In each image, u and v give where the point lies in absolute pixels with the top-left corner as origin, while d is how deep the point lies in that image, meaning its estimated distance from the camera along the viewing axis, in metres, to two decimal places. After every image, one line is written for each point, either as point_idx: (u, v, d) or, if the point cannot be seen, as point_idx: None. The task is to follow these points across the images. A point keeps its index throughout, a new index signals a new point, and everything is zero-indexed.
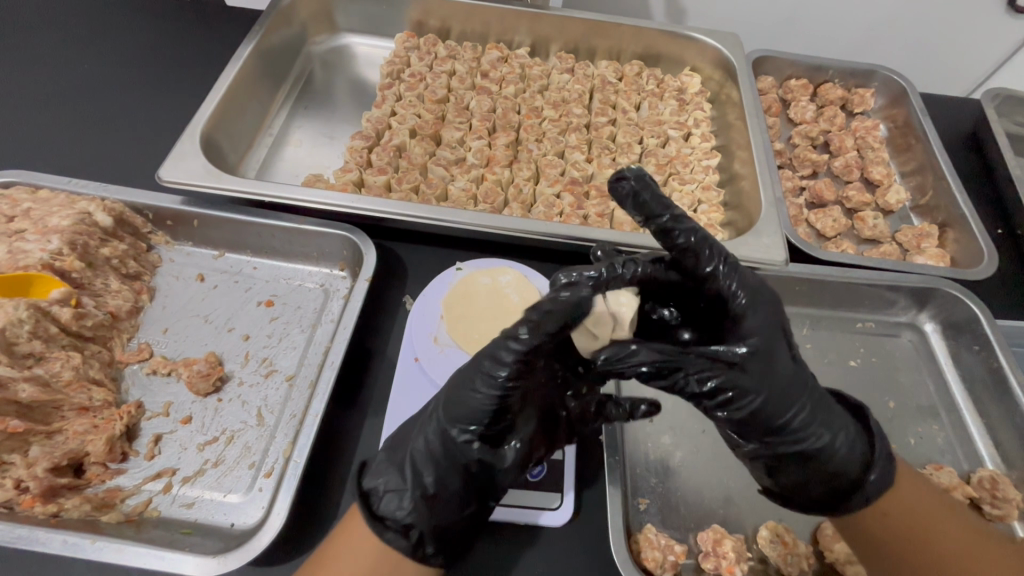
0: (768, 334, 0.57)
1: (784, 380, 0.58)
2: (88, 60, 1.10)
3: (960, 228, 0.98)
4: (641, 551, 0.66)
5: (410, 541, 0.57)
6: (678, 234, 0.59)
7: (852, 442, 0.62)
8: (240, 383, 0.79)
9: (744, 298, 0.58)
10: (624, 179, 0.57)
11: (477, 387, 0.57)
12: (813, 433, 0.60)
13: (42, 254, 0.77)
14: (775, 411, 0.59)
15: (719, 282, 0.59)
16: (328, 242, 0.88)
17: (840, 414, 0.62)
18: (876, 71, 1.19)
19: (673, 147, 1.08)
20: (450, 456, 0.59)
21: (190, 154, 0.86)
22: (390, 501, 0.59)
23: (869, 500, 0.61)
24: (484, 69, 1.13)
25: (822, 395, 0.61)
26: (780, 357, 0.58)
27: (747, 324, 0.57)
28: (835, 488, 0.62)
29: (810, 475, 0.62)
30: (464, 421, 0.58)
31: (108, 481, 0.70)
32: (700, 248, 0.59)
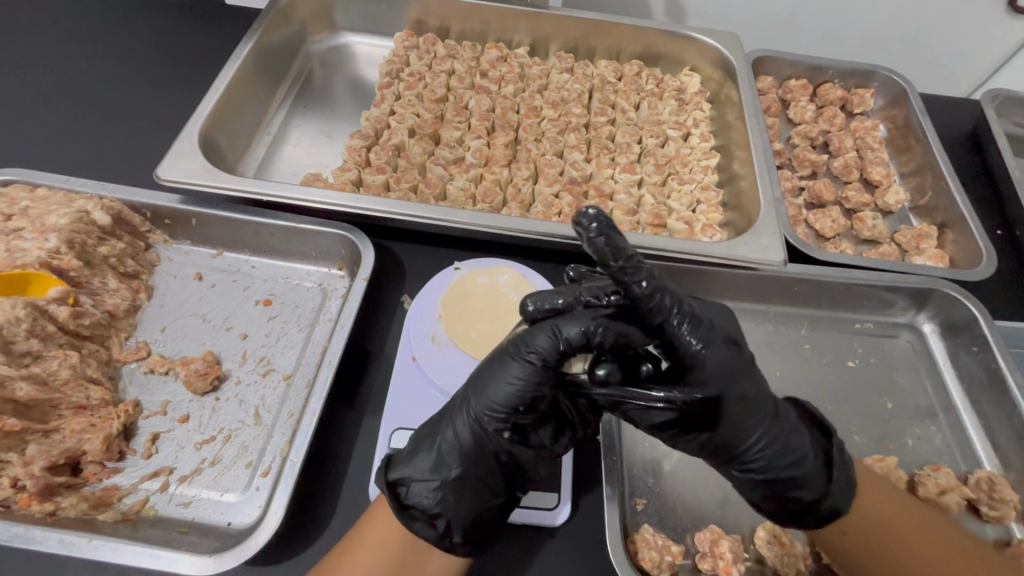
0: (721, 377, 0.58)
1: (738, 415, 0.59)
2: (88, 58, 1.10)
3: (959, 229, 0.98)
4: (638, 551, 0.66)
5: (437, 531, 0.57)
6: (635, 284, 0.53)
7: (807, 472, 0.61)
8: (237, 382, 0.79)
9: (700, 346, 0.56)
10: (583, 223, 0.51)
11: (512, 378, 0.58)
12: (763, 465, 0.61)
13: (40, 252, 0.77)
14: (729, 443, 0.60)
15: (673, 332, 0.56)
16: (326, 241, 0.88)
17: (802, 441, 0.62)
18: (876, 71, 1.19)
19: (672, 147, 1.07)
20: (481, 446, 0.59)
21: (188, 152, 0.86)
22: (418, 491, 0.59)
23: (824, 521, 0.62)
24: (484, 69, 1.13)
25: (785, 429, 0.61)
26: (737, 395, 0.59)
27: (702, 371, 0.57)
28: (790, 510, 0.63)
29: (767, 496, 0.63)
30: (496, 409, 0.59)
31: (105, 480, 0.70)
32: (659, 298, 0.54)
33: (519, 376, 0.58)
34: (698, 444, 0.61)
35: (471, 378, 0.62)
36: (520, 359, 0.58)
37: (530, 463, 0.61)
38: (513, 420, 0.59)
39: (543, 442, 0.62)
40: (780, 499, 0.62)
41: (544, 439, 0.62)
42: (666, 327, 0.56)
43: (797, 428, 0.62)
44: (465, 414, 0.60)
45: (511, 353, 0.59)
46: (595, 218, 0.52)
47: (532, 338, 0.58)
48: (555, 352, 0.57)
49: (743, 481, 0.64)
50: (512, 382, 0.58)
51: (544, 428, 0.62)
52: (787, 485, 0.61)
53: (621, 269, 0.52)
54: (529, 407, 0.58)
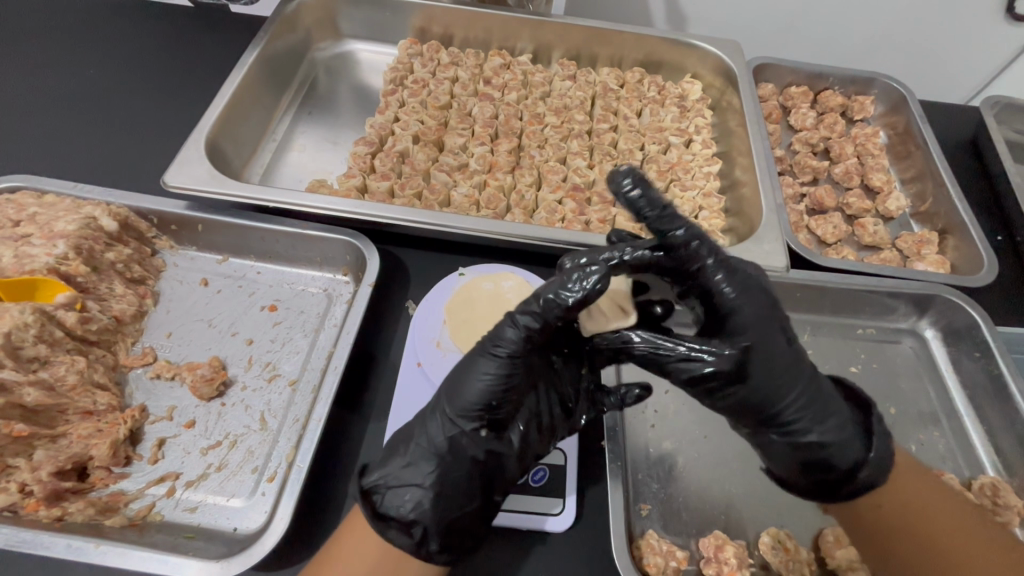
0: (758, 327, 0.62)
1: (778, 370, 0.62)
2: (95, 65, 1.11)
3: (960, 235, 0.98)
4: (643, 556, 0.66)
5: (413, 539, 0.57)
6: (676, 234, 0.59)
7: (846, 436, 0.64)
8: (243, 388, 0.79)
9: (734, 293, 0.61)
10: (617, 180, 0.58)
11: (481, 375, 0.60)
12: (801, 427, 0.63)
13: (48, 258, 0.77)
14: (767, 403, 0.63)
15: (710, 276, 0.62)
16: (331, 247, 0.88)
17: (837, 403, 0.65)
18: (876, 78, 1.20)
19: (674, 154, 1.08)
20: (454, 448, 0.60)
21: (196, 159, 0.87)
22: (394, 497, 0.59)
23: (860, 489, 0.65)
24: (487, 76, 1.14)
25: (820, 389, 0.64)
26: (772, 350, 0.62)
27: (741, 317, 0.62)
28: (824, 480, 0.66)
29: (801, 464, 0.65)
30: (468, 409, 0.60)
31: (111, 486, 0.70)
32: (696, 246, 0.60)
33: (491, 372, 0.60)
34: (735, 402, 0.63)
35: (448, 382, 0.63)
36: (488, 355, 0.60)
37: (505, 461, 0.62)
38: (485, 418, 0.60)
39: (520, 439, 0.63)
40: (812, 466, 0.65)
41: (522, 438, 0.63)
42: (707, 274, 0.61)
43: (833, 395, 0.66)
44: (438, 417, 0.62)
45: (479, 351, 0.61)
46: (626, 176, 0.58)
47: (498, 334, 0.60)
48: (518, 342, 0.59)
49: (780, 448, 0.65)
50: (482, 379, 0.60)
51: (520, 423, 0.63)
52: (820, 448, 0.64)
53: (658, 219, 0.59)
54: (500, 403, 0.60)
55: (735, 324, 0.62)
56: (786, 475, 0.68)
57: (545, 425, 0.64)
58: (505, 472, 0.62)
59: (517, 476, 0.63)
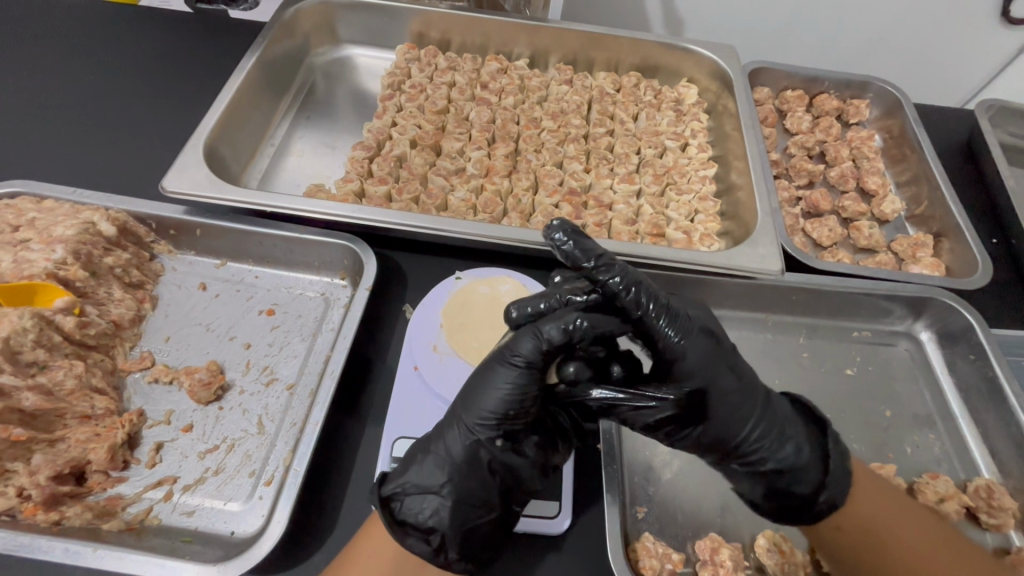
0: (706, 369, 0.59)
1: (728, 410, 0.61)
2: (94, 70, 1.12)
3: (955, 238, 0.98)
4: (639, 559, 0.66)
5: (431, 546, 0.58)
6: (610, 281, 0.56)
7: (802, 463, 0.64)
8: (241, 392, 0.80)
9: (679, 339, 0.58)
10: (550, 235, 0.57)
11: (498, 387, 0.59)
12: (757, 457, 0.63)
13: (46, 263, 0.78)
14: (727, 437, 0.62)
15: (653, 326, 0.57)
16: (329, 251, 0.89)
17: (796, 425, 0.65)
18: (871, 82, 1.20)
19: (670, 158, 1.09)
20: (472, 457, 0.60)
21: (194, 164, 0.87)
22: (412, 505, 0.59)
23: (822, 514, 0.64)
24: (484, 81, 1.15)
25: (775, 420, 0.63)
26: (721, 389, 0.60)
27: (686, 363, 0.59)
28: (786, 504, 0.65)
29: (764, 491, 0.65)
30: (485, 419, 0.59)
31: (109, 490, 0.70)
32: (636, 293, 0.57)
33: (509, 383, 0.59)
34: (693, 440, 0.63)
35: (464, 391, 0.62)
36: (505, 364, 0.59)
37: (521, 473, 0.62)
38: (503, 431, 0.60)
39: (535, 451, 0.62)
40: (776, 492, 0.65)
41: (536, 448, 0.62)
42: (648, 322, 0.57)
43: (789, 421, 0.65)
44: (456, 427, 0.61)
45: (497, 361, 0.60)
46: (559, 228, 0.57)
47: (516, 344, 0.59)
48: (537, 355, 0.58)
49: (742, 475, 0.65)
50: (501, 389, 0.59)
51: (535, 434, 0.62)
52: (778, 474, 0.64)
53: (596, 269, 0.56)
54: (518, 414, 0.59)
55: (680, 370, 0.59)
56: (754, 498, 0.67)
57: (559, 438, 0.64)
58: (520, 483, 0.62)
59: (534, 487, 0.63)
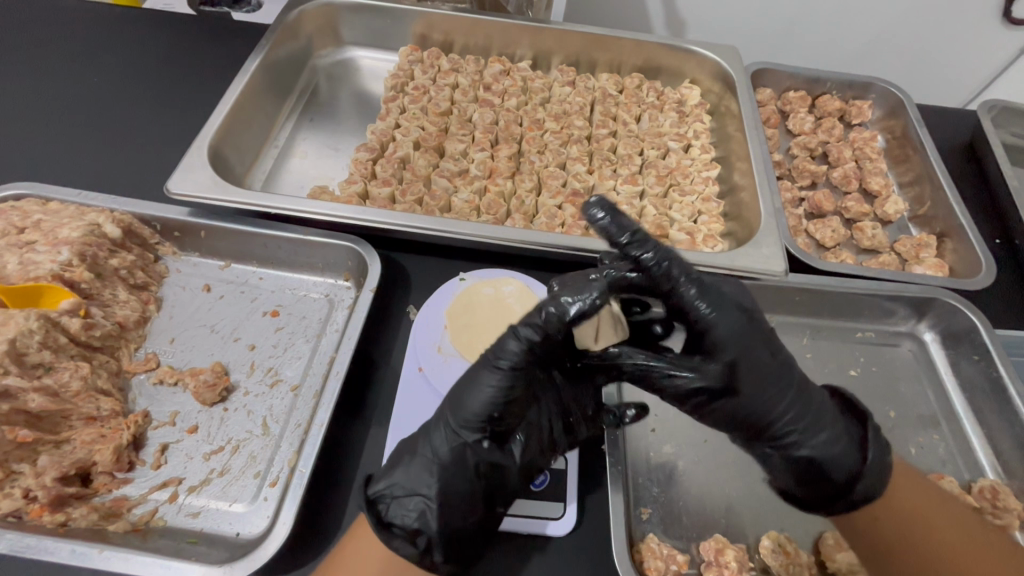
0: (738, 343, 0.61)
1: (762, 385, 0.62)
2: (98, 73, 1.12)
3: (959, 238, 0.99)
4: (644, 560, 0.66)
5: (418, 548, 0.58)
6: (646, 256, 0.59)
7: (838, 452, 0.64)
8: (246, 393, 0.80)
9: (711, 311, 0.60)
10: (588, 211, 0.59)
11: (482, 388, 0.60)
12: (792, 440, 0.64)
13: (52, 265, 0.78)
14: (762, 415, 0.63)
15: (686, 299, 0.61)
16: (333, 253, 0.89)
17: (832, 412, 0.66)
18: (873, 83, 1.21)
19: (673, 159, 1.09)
20: (457, 459, 0.61)
21: (199, 166, 0.88)
22: (398, 508, 0.59)
23: (857, 505, 0.65)
24: (487, 83, 1.15)
25: (812, 403, 0.64)
26: (755, 365, 0.62)
27: (720, 333, 0.60)
28: (823, 491, 0.66)
29: (801, 477, 0.66)
30: (470, 420, 0.61)
31: (115, 491, 0.70)
32: (668, 266, 0.60)
33: (492, 384, 0.60)
34: (727, 416, 0.64)
35: (451, 395, 0.63)
36: (490, 366, 0.60)
37: (506, 473, 0.63)
38: (487, 431, 0.61)
39: (520, 453, 0.63)
40: (812, 476, 0.65)
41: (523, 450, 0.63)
42: (680, 295, 0.61)
43: (827, 407, 0.65)
44: (442, 429, 0.62)
45: (482, 364, 0.62)
46: (597, 205, 0.59)
47: (500, 347, 0.60)
48: (521, 354, 0.59)
49: (776, 459, 0.66)
50: (484, 390, 0.60)
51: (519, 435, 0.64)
52: (815, 459, 0.64)
53: (630, 244, 0.59)
54: (502, 415, 0.61)
55: (711, 342, 0.61)
56: (789, 487, 0.68)
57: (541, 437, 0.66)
58: (505, 486, 0.62)
59: (518, 487, 0.64)
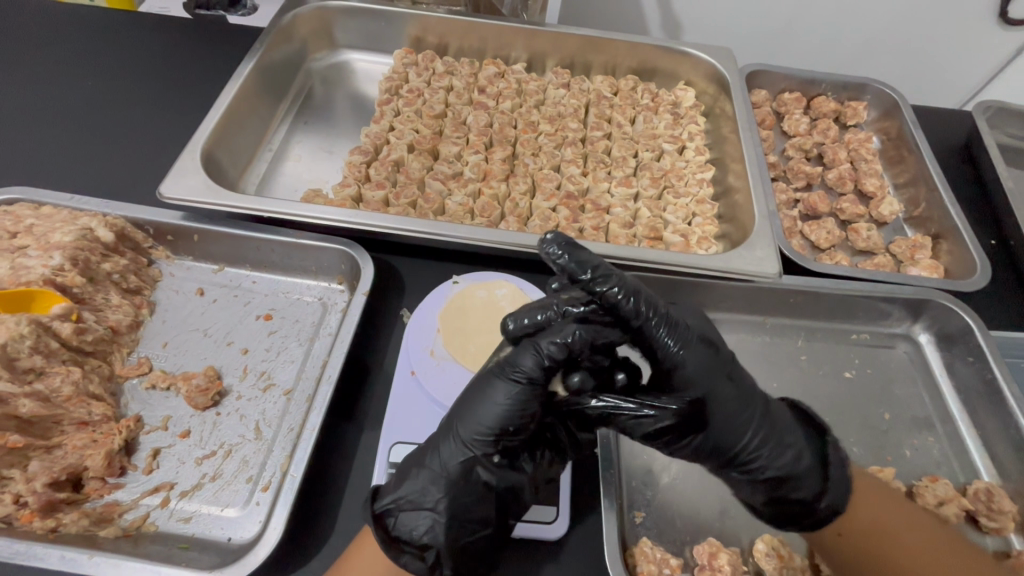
0: (706, 375, 0.61)
1: (729, 413, 0.61)
2: (92, 77, 1.12)
3: (953, 239, 0.98)
4: (636, 564, 0.66)
5: (426, 563, 0.58)
6: (605, 289, 0.57)
7: (803, 469, 0.64)
8: (238, 397, 0.80)
9: (677, 347, 0.60)
10: (546, 249, 0.58)
11: (495, 401, 0.59)
12: (759, 465, 0.63)
13: (44, 270, 0.78)
14: (727, 445, 0.62)
15: (653, 332, 0.59)
16: (326, 256, 0.89)
17: (794, 431, 0.66)
18: (869, 84, 1.20)
19: (668, 161, 1.09)
20: (468, 473, 0.59)
21: (191, 170, 0.88)
22: (407, 521, 0.59)
23: (822, 519, 0.64)
24: (482, 85, 1.15)
25: (776, 428, 0.63)
26: (721, 397, 0.61)
27: (686, 370, 0.60)
28: (790, 511, 0.65)
29: (766, 500, 0.66)
30: (481, 434, 0.59)
31: (106, 496, 0.70)
32: (635, 301, 0.58)
33: (506, 395, 0.58)
34: (693, 448, 0.62)
35: (461, 404, 0.61)
36: (505, 379, 0.59)
37: (519, 488, 0.61)
38: (499, 445, 0.59)
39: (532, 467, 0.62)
40: (778, 499, 0.65)
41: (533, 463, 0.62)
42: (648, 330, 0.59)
43: (787, 428, 0.65)
44: (452, 441, 0.60)
45: (496, 374, 0.60)
46: (554, 241, 0.59)
47: (517, 359, 0.59)
48: (538, 367, 0.58)
49: (743, 483, 0.66)
50: (500, 403, 0.59)
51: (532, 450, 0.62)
52: (779, 482, 0.64)
53: (592, 279, 0.58)
54: (517, 430, 0.59)
55: (678, 377, 0.60)
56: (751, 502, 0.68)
57: (553, 450, 0.64)
58: (516, 499, 0.62)
59: (530, 500, 0.63)
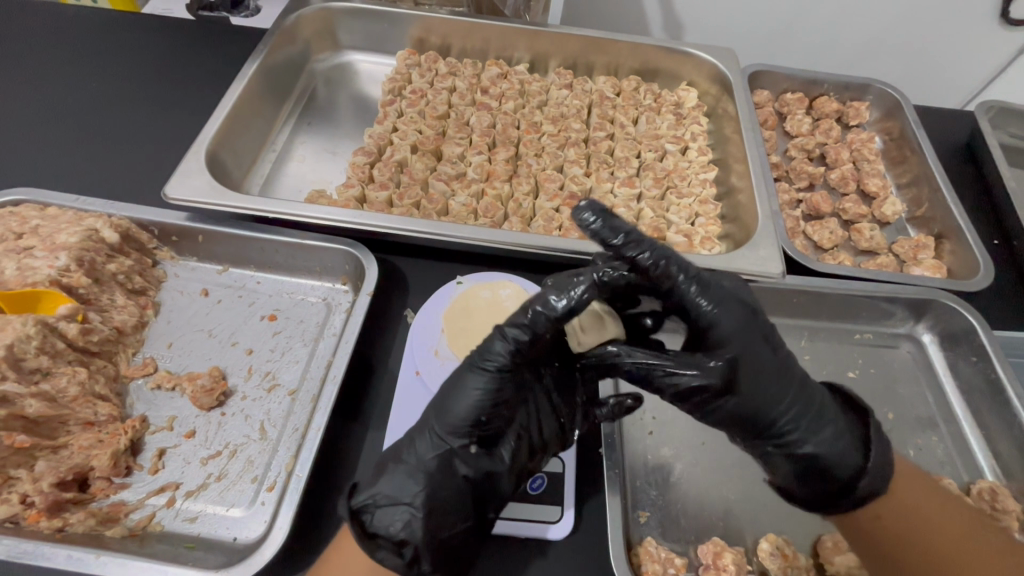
0: (740, 341, 0.62)
1: (765, 382, 0.63)
2: (97, 78, 1.12)
3: (957, 239, 0.98)
4: (641, 564, 0.66)
5: (404, 559, 0.57)
6: (641, 253, 0.61)
7: (843, 444, 0.65)
8: (243, 397, 0.80)
9: (712, 306, 0.62)
10: (581, 215, 0.61)
11: (467, 390, 0.61)
12: (795, 435, 0.64)
13: (50, 270, 0.78)
14: (762, 412, 0.63)
15: (683, 293, 0.63)
16: (330, 257, 0.89)
17: (831, 409, 0.66)
18: (871, 84, 1.21)
19: (670, 161, 1.09)
20: (445, 465, 0.61)
21: (196, 171, 0.88)
22: (384, 517, 0.59)
23: (862, 501, 0.64)
24: (484, 85, 1.15)
25: (812, 400, 0.65)
26: (757, 363, 0.62)
27: (721, 329, 0.62)
28: (824, 488, 0.66)
29: (801, 474, 0.66)
30: (457, 424, 0.61)
31: (112, 496, 0.70)
32: (665, 265, 0.62)
33: (478, 384, 0.61)
34: (727, 414, 0.63)
35: (437, 400, 0.64)
36: (477, 369, 0.62)
37: (498, 479, 0.62)
38: (474, 433, 0.62)
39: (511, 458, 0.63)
40: (812, 475, 0.65)
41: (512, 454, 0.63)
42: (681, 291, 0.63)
43: (827, 403, 0.66)
44: (428, 435, 0.62)
45: (468, 367, 0.63)
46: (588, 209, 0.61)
47: (487, 349, 0.62)
48: (507, 353, 0.61)
49: (777, 457, 0.66)
50: (471, 393, 0.61)
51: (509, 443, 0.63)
52: (816, 455, 0.64)
53: (624, 244, 0.61)
54: (489, 418, 0.61)
55: (715, 338, 0.62)
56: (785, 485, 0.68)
57: (532, 440, 0.65)
58: (495, 491, 0.62)
59: (510, 491, 0.63)
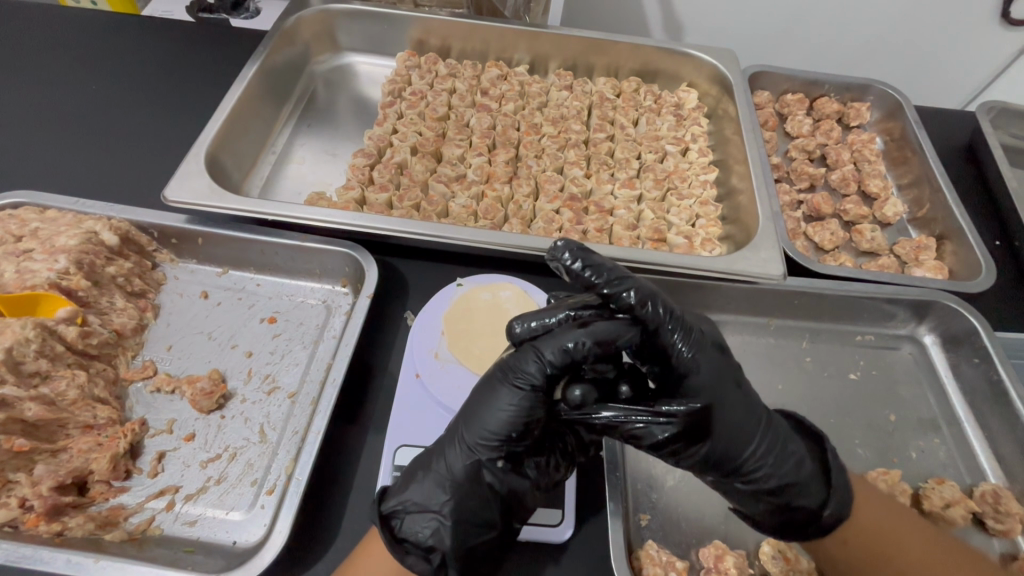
0: (714, 381, 0.59)
1: (736, 420, 0.60)
2: (96, 80, 1.12)
3: (957, 240, 0.98)
4: (642, 567, 0.66)
5: (432, 564, 0.58)
6: (622, 293, 0.57)
7: (806, 475, 0.62)
8: (243, 400, 0.79)
9: (690, 351, 0.59)
10: (557, 256, 0.58)
11: (500, 405, 0.59)
12: (762, 474, 0.61)
13: (48, 273, 0.78)
14: (732, 454, 0.60)
15: (666, 335, 0.58)
16: (330, 259, 0.89)
17: (795, 441, 0.64)
18: (871, 85, 1.20)
19: (671, 162, 1.08)
20: (474, 477, 0.60)
21: (195, 173, 0.88)
22: (412, 524, 0.59)
23: (827, 528, 0.63)
24: (484, 87, 1.15)
25: (780, 433, 0.62)
26: (729, 406, 0.60)
27: (698, 377, 0.59)
28: (791, 520, 0.63)
29: (770, 509, 0.63)
30: (488, 438, 0.59)
31: (111, 499, 0.70)
32: (652, 307, 0.57)
33: (510, 400, 0.59)
34: (701, 457, 0.60)
35: (467, 410, 0.61)
36: (510, 384, 0.59)
37: (524, 493, 0.61)
38: (505, 450, 0.60)
39: (539, 470, 0.62)
40: (782, 508, 0.63)
41: (540, 467, 0.62)
42: (662, 334, 0.58)
43: (789, 435, 0.64)
44: (456, 446, 0.61)
45: (501, 380, 0.60)
46: (565, 250, 0.59)
47: (520, 365, 0.59)
48: (540, 374, 0.58)
49: (744, 493, 0.63)
50: (504, 409, 0.59)
51: (537, 456, 0.63)
52: (784, 490, 0.62)
53: (607, 283, 0.58)
54: (521, 436, 0.59)
55: (688, 384, 0.59)
56: (752, 513, 0.65)
57: (558, 457, 0.64)
58: (522, 503, 0.62)
59: (534, 505, 0.63)
